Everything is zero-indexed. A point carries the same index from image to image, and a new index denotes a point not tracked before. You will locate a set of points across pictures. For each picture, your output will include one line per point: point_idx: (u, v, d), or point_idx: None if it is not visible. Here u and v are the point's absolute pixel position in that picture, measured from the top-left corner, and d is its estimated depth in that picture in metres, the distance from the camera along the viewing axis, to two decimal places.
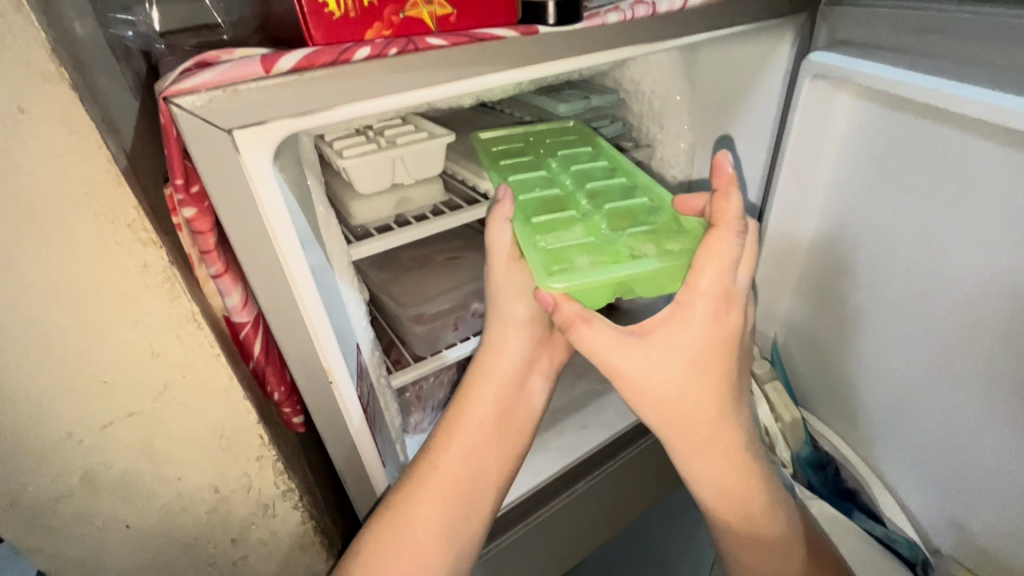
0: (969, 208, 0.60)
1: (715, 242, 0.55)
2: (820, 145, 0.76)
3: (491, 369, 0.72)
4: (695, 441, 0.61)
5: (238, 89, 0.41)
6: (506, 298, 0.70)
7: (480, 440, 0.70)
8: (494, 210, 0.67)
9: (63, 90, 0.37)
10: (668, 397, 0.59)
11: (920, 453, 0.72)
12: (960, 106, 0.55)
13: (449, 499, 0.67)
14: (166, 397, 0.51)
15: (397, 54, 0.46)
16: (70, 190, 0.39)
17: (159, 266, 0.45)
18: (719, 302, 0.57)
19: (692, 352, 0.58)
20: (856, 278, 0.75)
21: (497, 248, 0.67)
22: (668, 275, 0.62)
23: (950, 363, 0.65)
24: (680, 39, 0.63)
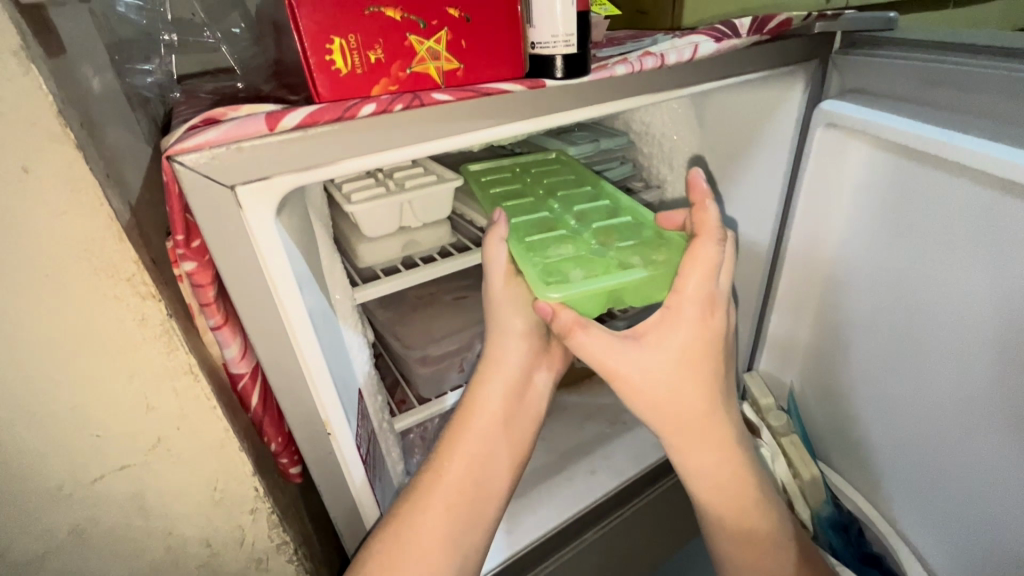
0: (972, 259, 0.58)
1: (699, 249, 0.57)
2: (829, 188, 0.74)
3: (493, 373, 0.70)
4: (690, 434, 0.63)
5: (242, 146, 0.41)
6: (507, 309, 0.70)
7: (487, 443, 0.68)
8: (489, 231, 0.67)
9: (68, 149, 0.37)
10: (662, 398, 0.60)
11: (941, 512, 0.68)
12: (963, 156, 0.54)
13: (456, 502, 0.65)
14: (160, 449, 0.50)
15: (403, 109, 0.46)
16: (71, 246, 0.39)
17: (157, 319, 0.44)
18: (705, 307, 0.59)
19: (685, 351, 0.59)
20: (869, 326, 0.73)
21: (495, 270, 0.68)
22: (656, 282, 0.66)
23: (962, 417, 0.62)
24: (688, 88, 0.63)
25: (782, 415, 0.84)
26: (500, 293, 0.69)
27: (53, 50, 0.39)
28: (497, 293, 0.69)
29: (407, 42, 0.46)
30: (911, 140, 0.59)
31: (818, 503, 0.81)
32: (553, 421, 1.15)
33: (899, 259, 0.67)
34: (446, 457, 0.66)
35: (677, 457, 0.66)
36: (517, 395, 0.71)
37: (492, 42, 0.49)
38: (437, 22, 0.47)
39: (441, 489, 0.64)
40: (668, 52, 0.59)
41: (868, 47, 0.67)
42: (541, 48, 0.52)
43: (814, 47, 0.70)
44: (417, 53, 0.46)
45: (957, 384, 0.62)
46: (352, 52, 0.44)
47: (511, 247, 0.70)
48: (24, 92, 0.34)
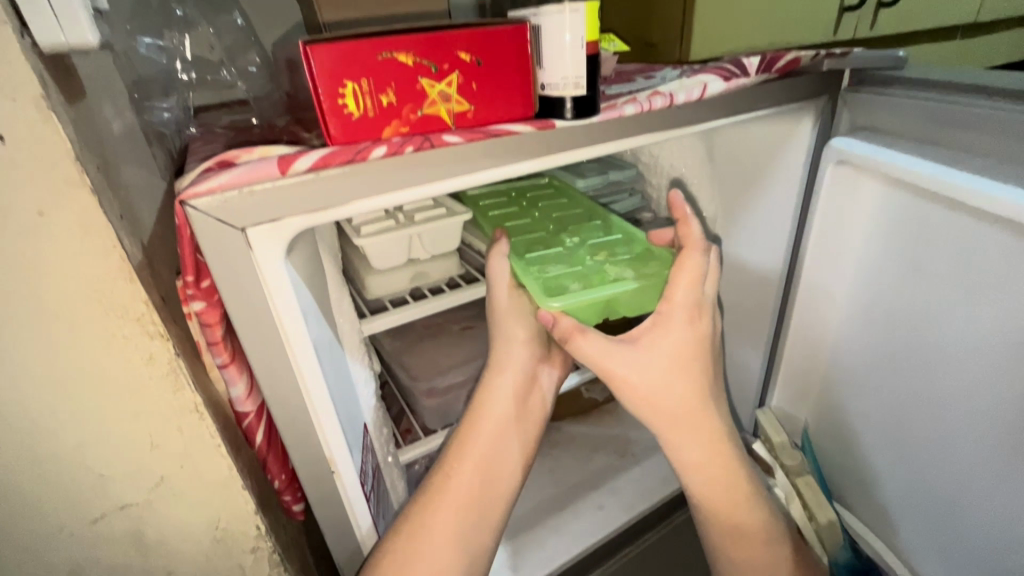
0: (980, 298, 0.57)
1: (685, 261, 0.66)
2: (842, 224, 0.73)
3: (504, 366, 0.71)
4: (684, 430, 0.67)
5: (254, 189, 0.41)
6: (508, 318, 0.72)
7: (498, 437, 0.69)
8: (493, 247, 0.72)
9: (83, 193, 0.37)
10: (655, 394, 0.65)
11: (958, 559, 0.65)
12: (971, 197, 0.54)
13: (469, 496, 0.65)
14: (162, 488, 0.50)
15: (413, 151, 0.46)
16: (83, 288, 0.40)
17: (165, 358, 0.44)
18: (692, 313, 0.66)
19: (675, 351, 0.65)
20: (882, 368, 0.71)
21: (497, 283, 0.71)
22: (649, 291, 0.71)
23: (971, 458, 0.61)
24: (697, 126, 0.63)
25: (796, 454, 0.81)
26: (503, 304, 0.71)
27: (74, 96, 0.39)
28: (500, 304, 0.71)
29: (419, 86, 0.46)
30: (925, 181, 0.58)
31: (836, 548, 0.77)
32: (559, 452, 1.13)
33: (911, 300, 0.66)
34: (462, 447, 0.67)
35: (672, 453, 0.69)
36: (523, 390, 0.72)
37: (502, 84, 0.50)
38: (449, 65, 0.47)
39: (457, 481, 0.65)
40: (676, 91, 0.59)
41: (877, 84, 0.68)
42: (551, 89, 0.52)
43: (823, 83, 0.71)
44: (429, 95, 0.47)
45: (972, 431, 0.60)
46: (365, 96, 0.45)
47: (512, 263, 0.73)
48: (44, 140, 0.35)
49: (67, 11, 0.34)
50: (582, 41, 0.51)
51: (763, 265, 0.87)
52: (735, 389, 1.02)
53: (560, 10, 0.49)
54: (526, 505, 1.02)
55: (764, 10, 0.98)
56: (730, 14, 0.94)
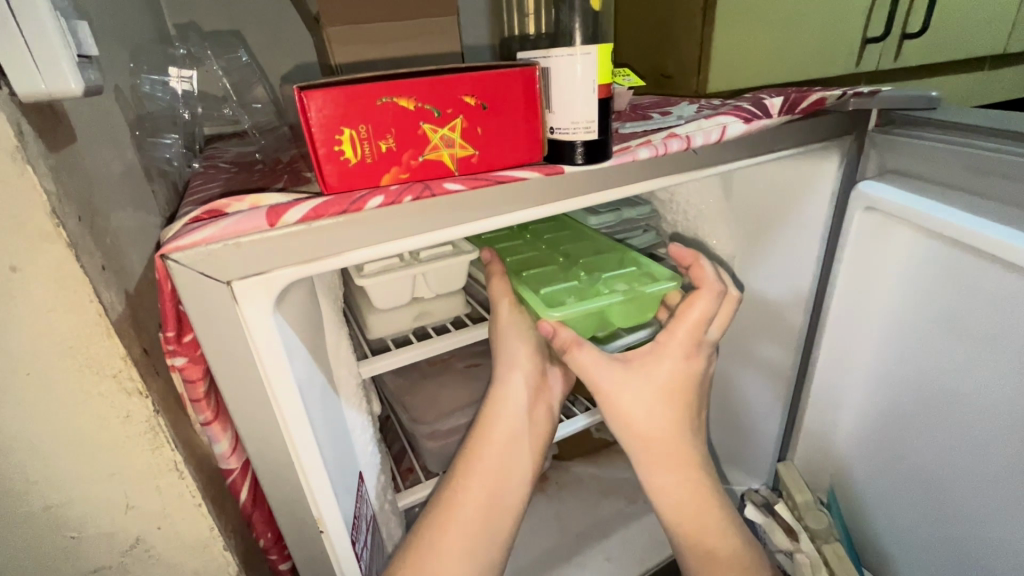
0: (1011, 357, 0.53)
1: (699, 298, 0.66)
2: (871, 274, 0.68)
3: (512, 369, 0.67)
4: (666, 459, 0.66)
5: (239, 242, 0.39)
6: (511, 335, 0.68)
7: (508, 448, 0.64)
8: (489, 268, 0.70)
9: (59, 248, 0.35)
10: (645, 423, 0.65)
11: None
12: (1005, 253, 0.50)
13: (481, 508, 0.61)
14: (137, 550, 0.47)
15: (413, 201, 0.44)
16: (58, 344, 0.38)
17: (143, 416, 0.42)
18: (689, 351, 0.66)
19: (667, 382, 0.65)
20: (915, 436, 0.66)
21: (499, 300, 0.68)
22: (641, 303, 0.72)
23: (1001, 528, 0.56)
24: (717, 168, 0.60)
25: (823, 517, 0.73)
26: (504, 317, 0.68)
27: (59, 144, 0.38)
28: (502, 319, 0.68)
29: (420, 132, 0.43)
30: (953, 231, 0.55)
31: None
32: (567, 496, 1.08)
33: (946, 366, 0.61)
34: (474, 454, 0.63)
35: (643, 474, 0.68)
36: (536, 395, 0.68)
37: (509, 128, 0.47)
38: (452, 110, 0.44)
39: (470, 490, 0.61)
40: (694, 134, 0.56)
41: (909, 125, 0.64)
42: (560, 133, 0.50)
43: (849, 123, 0.68)
44: (430, 141, 0.44)
45: (1015, 520, 0.55)
46: (362, 143, 0.42)
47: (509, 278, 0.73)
48: (19, 193, 0.33)
49: (49, 62, 0.33)
50: (595, 84, 0.48)
51: (785, 298, 0.82)
52: (753, 435, 0.96)
53: (572, 52, 0.47)
54: (530, 553, 0.97)
55: (783, 44, 0.95)
56: (748, 49, 0.92)
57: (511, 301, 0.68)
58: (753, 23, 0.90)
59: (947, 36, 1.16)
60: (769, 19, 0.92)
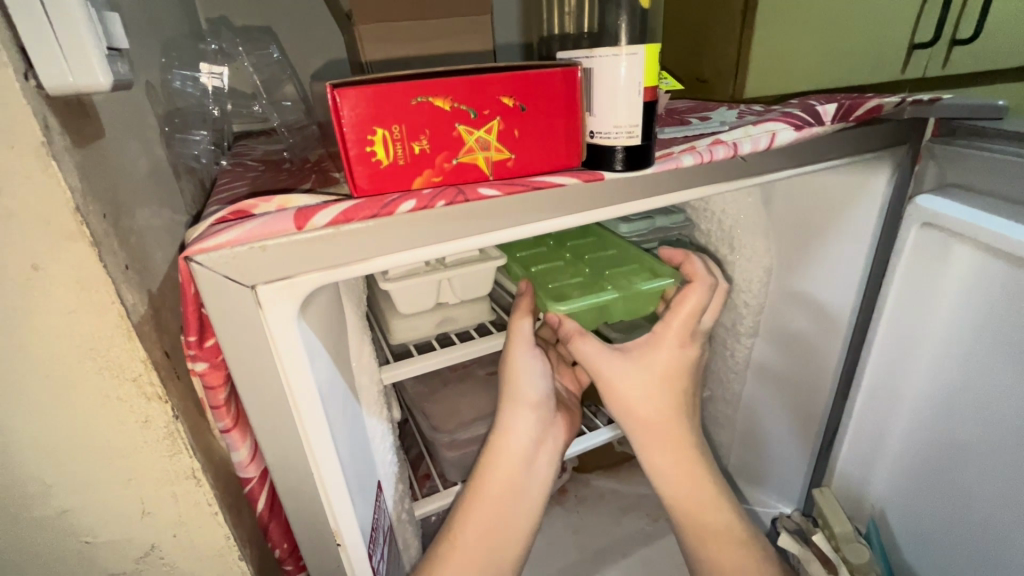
0: None
1: (692, 289, 0.64)
2: (928, 296, 0.64)
3: (517, 407, 0.63)
4: (671, 444, 0.65)
5: (265, 245, 0.37)
6: (525, 377, 0.63)
7: (517, 479, 0.61)
8: (521, 301, 0.65)
9: (82, 246, 0.34)
10: (648, 417, 0.64)
11: None
12: None
13: (493, 523, 0.60)
14: (152, 557, 0.46)
15: (445, 205, 0.42)
16: (78, 345, 0.36)
17: (161, 422, 0.40)
18: (683, 340, 0.65)
19: (665, 371, 0.64)
20: (970, 473, 0.61)
21: (519, 340, 0.63)
22: (642, 297, 0.70)
23: None
24: (762, 178, 0.57)
25: (864, 551, 0.69)
26: (514, 365, 0.62)
27: (86, 139, 0.37)
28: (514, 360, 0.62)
29: (455, 133, 0.41)
30: (1014, 247, 0.51)
31: None
32: (585, 511, 1.05)
33: (1009, 401, 0.55)
34: (484, 468, 0.61)
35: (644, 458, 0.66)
36: (543, 426, 0.65)
37: (549, 131, 0.45)
38: (489, 111, 0.42)
39: (483, 503, 0.60)
40: (741, 140, 0.53)
41: (971, 135, 0.59)
42: (601, 138, 0.47)
43: (903, 132, 0.64)
44: (465, 143, 0.42)
45: None
46: (395, 144, 0.40)
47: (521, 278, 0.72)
48: (43, 189, 0.32)
49: (78, 53, 0.31)
50: (640, 86, 0.45)
51: (822, 315, 0.79)
52: (783, 457, 0.92)
53: (617, 52, 0.44)
54: (547, 569, 0.94)
55: (827, 50, 0.91)
56: (790, 53, 0.87)
57: (527, 348, 0.63)
58: (795, 27, 0.86)
59: (1002, 41, 1.10)
60: (812, 23, 0.87)
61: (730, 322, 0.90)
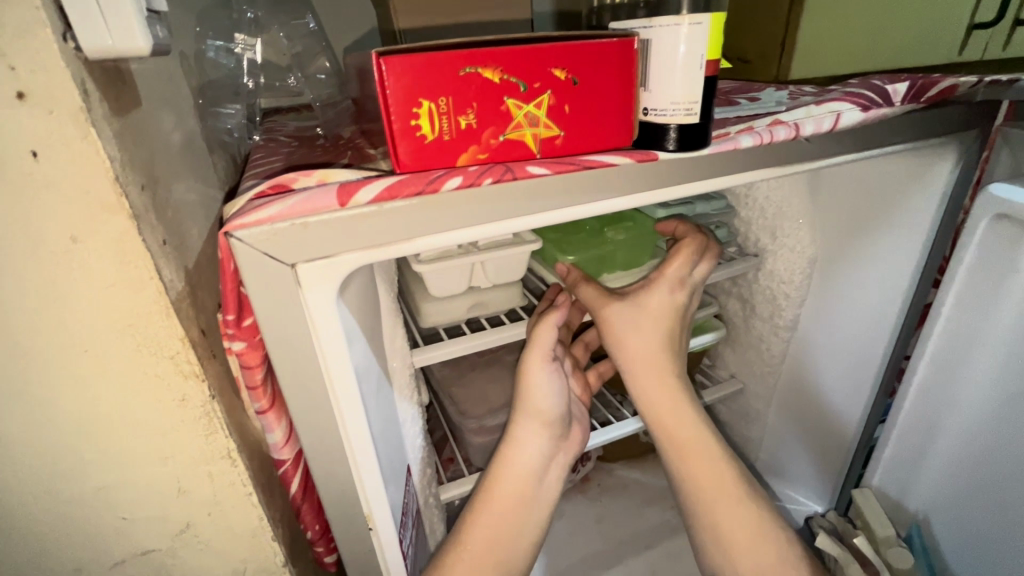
0: None
1: (682, 245, 0.63)
2: (993, 294, 0.59)
3: (528, 419, 0.61)
4: (668, 397, 0.61)
5: (308, 222, 0.35)
6: (539, 386, 0.61)
7: (531, 483, 0.60)
8: (545, 315, 0.62)
9: (121, 218, 0.33)
10: (640, 356, 0.61)
11: None
12: None
13: (504, 525, 0.58)
14: (187, 536, 0.45)
15: (492, 183, 0.40)
16: (114, 322, 0.35)
17: (198, 401, 0.39)
18: (675, 286, 0.62)
19: (658, 314, 0.62)
20: None
21: (538, 350, 0.61)
22: (642, 245, 0.75)
23: None
24: (820, 163, 0.53)
25: (907, 556, 0.67)
26: (529, 370, 0.61)
27: (124, 107, 0.35)
28: (533, 361, 0.61)
29: (504, 107, 0.39)
30: None
31: None
32: (608, 500, 1.03)
33: None
34: (497, 472, 0.60)
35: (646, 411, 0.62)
36: (555, 443, 0.63)
37: (601, 106, 0.42)
38: (540, 84, 0.39)
39: (498, 497, 0.58)
40: (803, 121, 0.50)
41: None
42: (655, 115, 0.44)
43: (974, 116, 0.60)
44: (514, 118, 0.40)
45: None
46: (441, 117, 0.38)
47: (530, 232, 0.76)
48: (82, 159, 0.31)
49: (116, 13, 0.29)
50: (702, 60, 0.42)
51: (864, 310, 0.75)
52: (818, 454, 0.89)
53: (677, 22, 0.41)
54: (569, 558, 0.93)
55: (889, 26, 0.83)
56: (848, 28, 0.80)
57: (545, 366, 0.61)
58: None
59: None
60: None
61: (768, 314, 0.86)
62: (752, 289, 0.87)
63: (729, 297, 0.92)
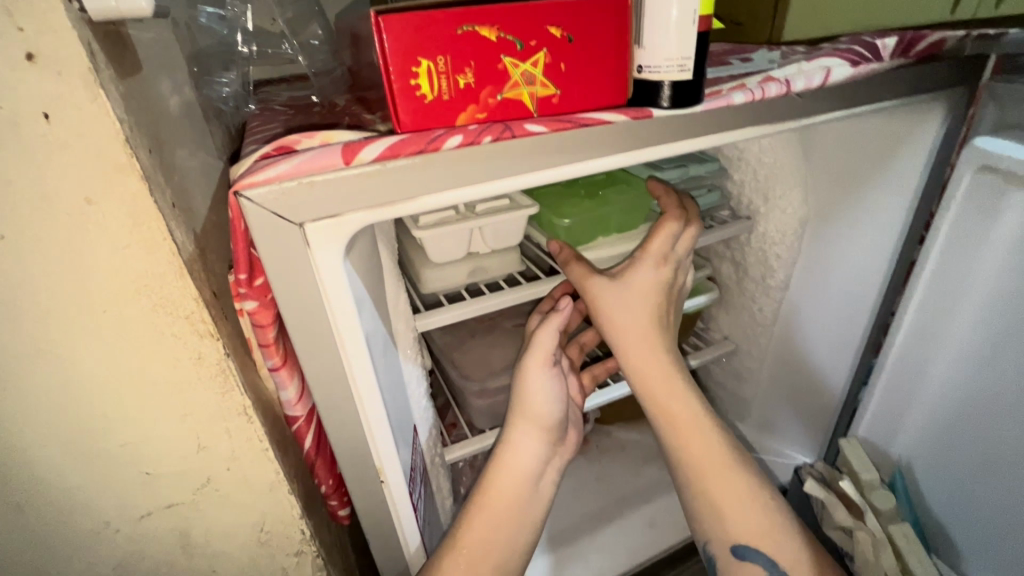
0: None
1: (662, 222, 0.63)
2: (976, 249, 0.61)
3: (525, 422, 0.62)
4: (659, 380, 0.62)
5: (314, 181, 0.36)
6: (535, 389, 0.62)
7: (526, 480, 0.61)
8: (551, 317, 0.63)
9: (132, 180, 0.34)
10: (628, 334, 0.62)
11: None
12: None
13: (499, 525, 0.58)
14: (208, 490, 0.47)
15: (491, 142, 0.40)
16: (130, 282, 0.37)
17: (214, 358, 0.41)
18: (659, 261, 0.63)
19: (644, 293, 0.62)
20: (1005, 427, 0.61)
21: (540, 352, 0.62)
22: (638, 208, 0.76)
23: None
24: (811, 119, 0.54)
25: (890, 498, 0.71)
26: (528, 371, 0.62)
27: (127, 71, 0.36)
28: (529, 364, 0.63)
29: (501, 65, 0.39)
30: None
31: None
32: (607, 461, 1.07)
33: None
34: (493, 475, 0.60)
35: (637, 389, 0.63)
36: (552, 447, 0.64)
37: (595, 63, 0.43)
38: (536, 42, 0.40)
39: (494, 490, 0.59)
40: (794, 77, 0.51)
41: None
42: (649, 72, 0.45)
43: (961, 73, 0.61)
44: (510, 77, 0.40)
45: None
46: (440, 77, 0.38)
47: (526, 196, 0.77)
48: (92, 123, 0.32)
49: None
50: (694, 15, 0.42)
51: (848, 269, 0.79)
52: (807, 410, 0.93)
53: None
54: (570, 515, 0.97)
55: None
56: None
57: (543, 367, 0.63)
58: None
59: None
60: None
61: (761, 277, 0.87)
62: (745, 252, 0.88)
63: (722, 260, 0.94)
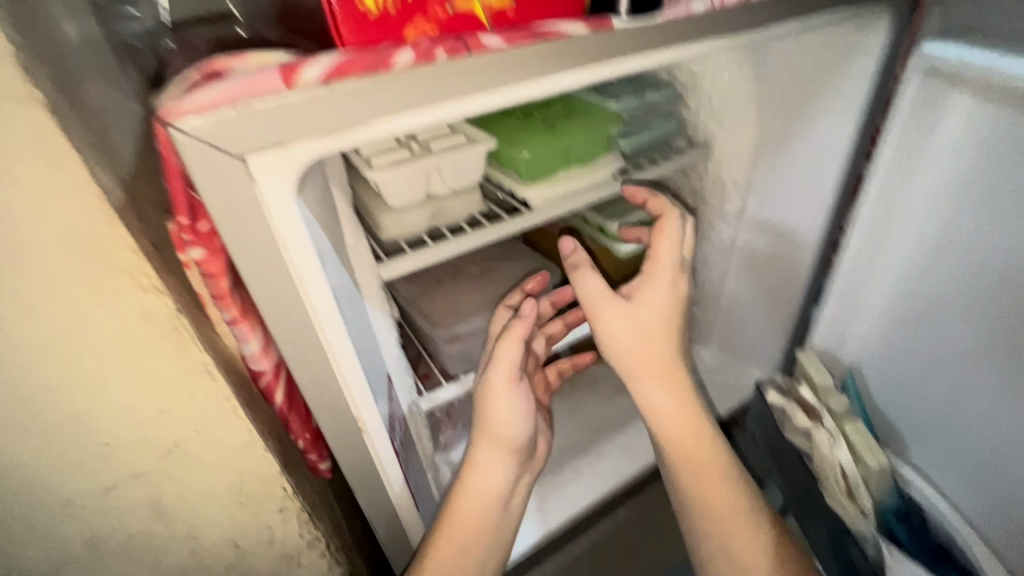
0: None
1: (666, 229, 0.64)
2: (922, 154, 0.64)
3: (488, 443, 0.61)
4: (667, 392, 0.63)
5: (253, 106, 0.33)
6: (502, 411, 0.61)
7: (489, 503, 0.61)
8: (511, 326, 0.63)
9: (36, 112, 0.29)
10: (638, 355, 0.62)
11: (986, 483, 0.66)
12: None
13: (462, 550, 0.58)
14: (177, 454, 0.45)
15: (446, 58, 0.37)
16: (54, 234, 0.33)
17: (164, 314, 0.38)
18: (676, 277, 0.63)
19: (659, 315, 0.62)
20: (943, 318, 0.66)
21: (498, 369, 0.61)
22: (598, 136, 0.75)
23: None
24: (768, 30, 0.54)
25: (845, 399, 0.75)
26: (494, 390, 0.61)
27: None
28: (495, 386, 0.61)
29: None
30: None
31: (881, 491, 0.72)
32: (581, 397, 1.10)
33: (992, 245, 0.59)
34: (456, 499, 0.60)
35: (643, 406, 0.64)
36: (517, 468, 0.64)
37: None
38: None
39: (458, 512, 0.59)
40: None
41: None
42: None
43: None
44: None
45: None
46: None
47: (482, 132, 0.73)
48: None
49: None
50: None
51: (805, 183, 0.80)
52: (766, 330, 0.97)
53: None
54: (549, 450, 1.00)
55: None
56: None
57: (508, 383, 0.61)
58: None
59: None
60: None
61: (720, 204, 0.87)
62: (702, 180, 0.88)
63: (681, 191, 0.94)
